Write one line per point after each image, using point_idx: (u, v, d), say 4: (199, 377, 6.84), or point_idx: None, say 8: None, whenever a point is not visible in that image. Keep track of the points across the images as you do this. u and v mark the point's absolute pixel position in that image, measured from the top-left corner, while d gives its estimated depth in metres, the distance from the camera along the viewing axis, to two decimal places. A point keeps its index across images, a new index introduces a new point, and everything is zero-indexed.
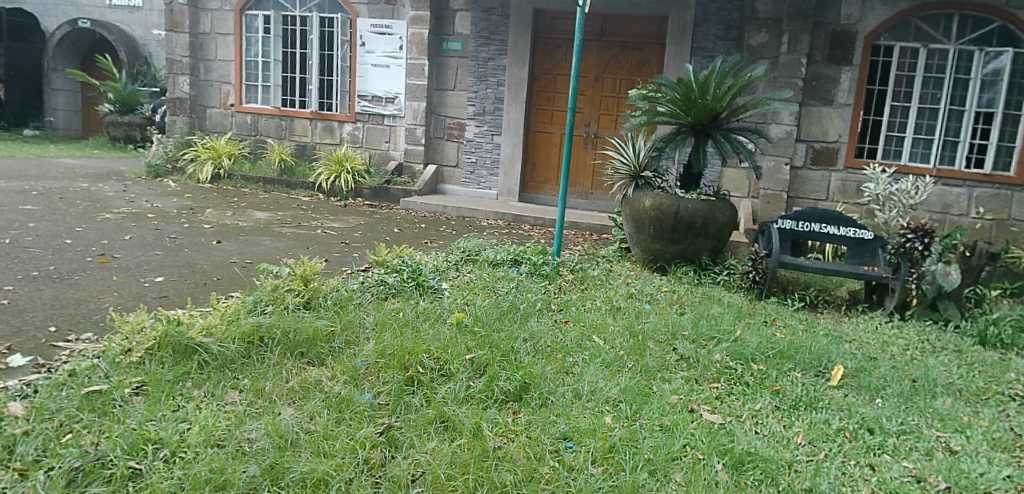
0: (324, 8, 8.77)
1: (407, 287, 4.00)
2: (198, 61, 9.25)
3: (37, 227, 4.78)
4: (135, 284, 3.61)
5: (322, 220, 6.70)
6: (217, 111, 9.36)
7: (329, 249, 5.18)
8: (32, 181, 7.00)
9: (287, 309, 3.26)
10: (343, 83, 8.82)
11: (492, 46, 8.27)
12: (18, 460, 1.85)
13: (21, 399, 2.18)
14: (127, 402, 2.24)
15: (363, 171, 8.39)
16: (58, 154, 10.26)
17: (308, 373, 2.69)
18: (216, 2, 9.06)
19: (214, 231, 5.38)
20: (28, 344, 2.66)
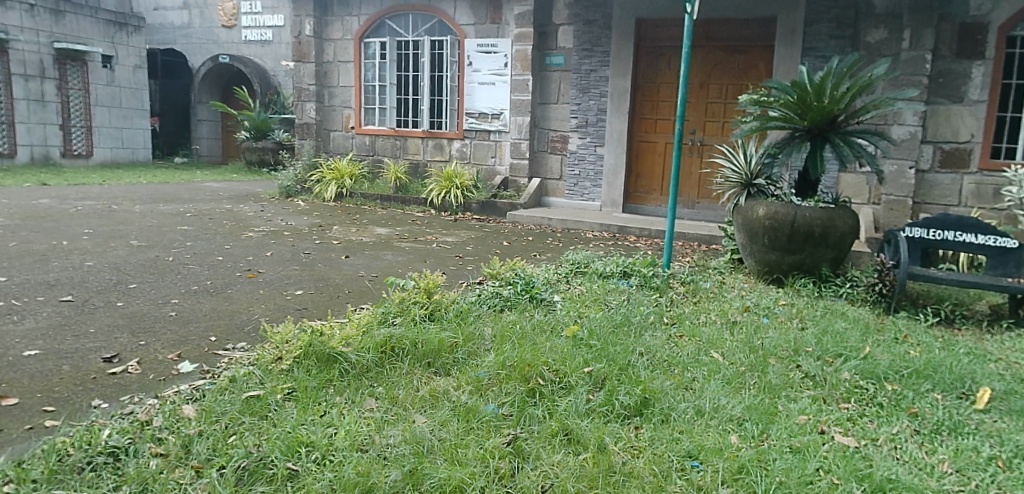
0: (434, 31, 9.16)
1: (522, 299, 4.09)
2: (323, 89, 9.91)
3: (193, 245, 5.31)
4: (279, 297, 3.94)
5: (436, 234, 6.97)
6: (340, 134, 9.96)
7: (446, 263, 5.38)
8: (185, 204, 7.79)
9: (413, 321, 3.44)
10: (452, 102, 9.16)
11: (595, 58, 8.30)
12: (194, 458, 2.07)
13: (193, 402, 2.45)
14: (279, 407, 2.45)
15: (472, 186, 8.64)
16: (204, 179, 11.33)
17: (436, 383, 2.82)
18: (338, 33, 9.69)
19: (342, 247, 5.76)
20: (194, 352, 2.97)
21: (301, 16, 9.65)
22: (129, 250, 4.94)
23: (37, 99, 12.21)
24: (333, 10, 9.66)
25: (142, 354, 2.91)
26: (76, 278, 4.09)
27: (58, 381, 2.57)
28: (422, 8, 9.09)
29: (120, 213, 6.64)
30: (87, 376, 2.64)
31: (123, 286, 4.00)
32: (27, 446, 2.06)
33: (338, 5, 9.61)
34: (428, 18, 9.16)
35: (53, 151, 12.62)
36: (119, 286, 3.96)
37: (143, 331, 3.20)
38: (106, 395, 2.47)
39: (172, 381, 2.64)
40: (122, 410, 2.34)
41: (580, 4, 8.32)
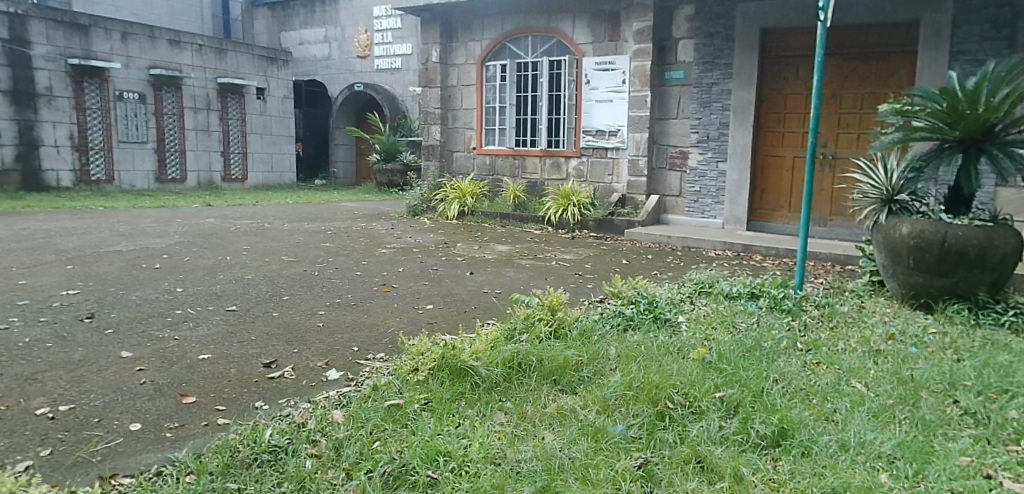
0: (553, 51, 9.31)
1: (645, 319, 4.03)
2: (447, 112, 10.32)
3: (335, 261, 5.72)
4: (412, 310, 4.14)
5: (555, 252, 7.04)
6: (462, 154, 10.31)
7: (566, 280, 5.42)
8: (325, 222, 8.39)
9: (538, 338, 3.48)
10: (570, 120, 9.23)
11: (717, 71, 8.07)
12: (345, 461, 2.23)
13: (340, 408, 2.64)
14: (417, 416, 2.58)
15: (589, 203, 8.63)
16: (341, 199, 12.17)
17: (563, 401, 2.83)
18: (462, 57, 10.08)
19: (467, 263, 5.97)
20: (340, 360, 3.20)
21: (429, 44, 10.13)
22: (281, 265, 5.40)
23: (203, 129, 13.67)
24: (457, 36, 10.06)
25: (294, 361, 3.18)
26: (238, 290, 4.53)
27: (226, 383, 2.86)
28: (541, 29, 9.27)
29: (272, 231, 7.28)
30: (250, 379, 2.92)
31: (277, 298, 4.37)
32: (205, 441, 2.30)
33: (462, 31, 10.00)
34: (546, 39, 9.32)
35: (216, 175, 14.04)
36: (274, 298, 4.34)
37: (294, 339, 3.49)
38: (267, 397, 2.73)
39: (321, 387, 2.86)
40: (281, 412, 2.58)
41: (701, 17, 8.13)
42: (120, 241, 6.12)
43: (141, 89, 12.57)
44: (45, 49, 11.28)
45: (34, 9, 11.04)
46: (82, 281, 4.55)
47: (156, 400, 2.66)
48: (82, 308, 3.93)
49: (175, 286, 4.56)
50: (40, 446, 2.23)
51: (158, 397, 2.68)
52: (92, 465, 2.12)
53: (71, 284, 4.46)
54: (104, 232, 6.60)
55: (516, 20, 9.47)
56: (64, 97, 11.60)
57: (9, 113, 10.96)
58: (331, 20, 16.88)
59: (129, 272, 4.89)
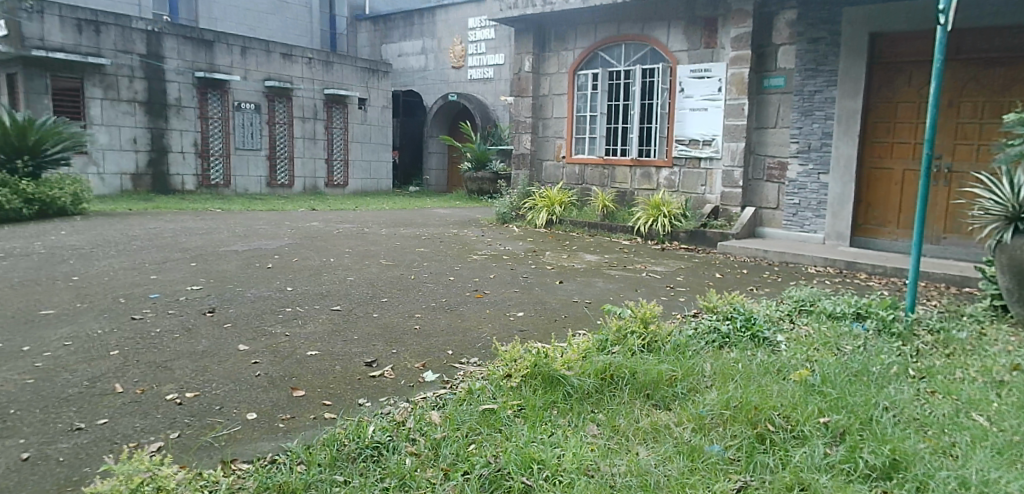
0: (646, 59, 9.20)
1: (742, 337, 3.90)
2: (538, 121, 10.38)
3: (430, 265, 5.90)
4: (504, 317, 4.21)
5: (646, 263, 6.95)
6: (551, 163, 10.32)
7: (657, 292, 5.32)
8: (419, 228, 8.66)
9: (631, 351, 3.44)
10: (662, 129, 9.09)
11: (820, 78, 7.71)
12: (443, 461, 2.31)
13: (438, 409, 2.74)
14: (511, 422, 2.63)
15: (680, 215, 8.44)
16: (433, 206, 12.50)
17: (658, 417, 2.78)
18: (554, 66, 10.11)
19: (556, 272, 5.99)
20: (436, 363, 3.32)
21: (522, 54, 10.24)
22: (379, 268, 5.63)
23: (309, 137, 14.45)
24: (550, 45, 10.10)
25: (394, 361, 3.33)
26: (341, 291, 4.76)
27: (332, 379, 3.05)
28: (635, 37, 9.18)
29: (371, 235, 7.60)
30: (354, 377, 3.09)
31: (377, 299, 4.56)
32: (314, 434, 2.46)
33: (555, 41, 10.04)
34: (640, 47, 9.23)
35: (319, 181, 14.79)
36: (374, 299, 4.53)
37: (394, 340, 3.64)
38: (369, 395, 2.89)
39: (418, 388, 2.98)
40: (382, 410, 2.72)
41: (804, 22, 7.81)
42: (236, 241, 6.57)
43: (256, 100, 13.47)
44: (176, 63, 12.28)
45: (168, 27, 12.07)
46: (205, 278, 4.92)
47: (269, 392, 2.87)
48: (205, 302, 4.26)
49: (285, 285, 4.84)
50: (171, 428, 2.47)
51: (272, 389, 2.89)
52: (216, 449, 2.32)
53: (195, 280, 4.84)
54: (223, 233, 7.12)
55: (610, 28, 9.42)
56: (190, 107, 12.58)
57: (144, 122, 11.97)
58: (428, 32, 17.41)
59: (245, 270, 5.25)
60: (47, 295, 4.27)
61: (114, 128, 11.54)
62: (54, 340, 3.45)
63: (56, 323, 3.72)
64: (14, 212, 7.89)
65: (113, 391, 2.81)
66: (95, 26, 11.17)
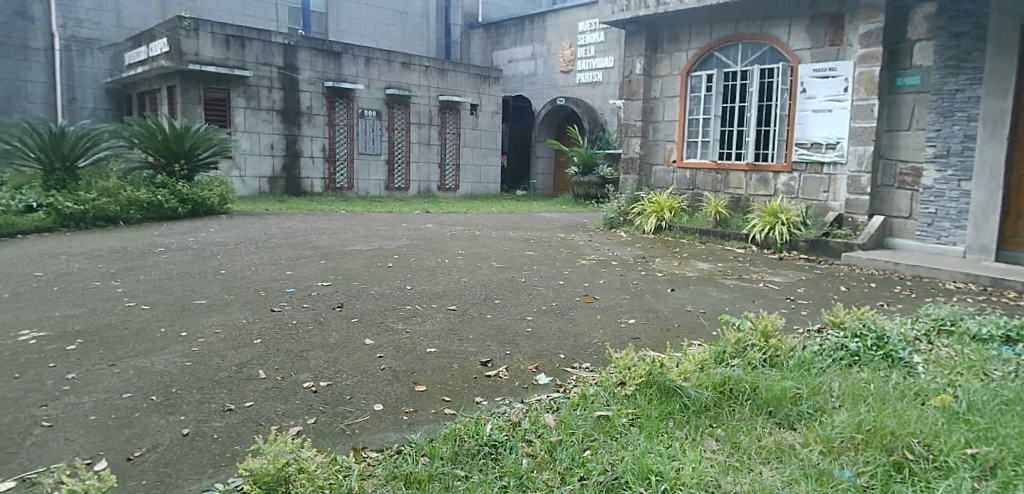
0: (765, 59, 8.78)
1: (873, 356, 3.65)
2: (648, 124, 10.06)
3: (540, 269, 5.96)
4: (615, 323, 4.18)
5: (762, 273, 6.65)
6: (661, 168, 10.03)
7: (776, 304, 5.08)
8: (528, 231, 8.78)
9: (751, 365, 3.31)
10: (781, 132, 8.63)
11: (963, 75, 7.06)
12: (559, 464, 2.34)
13: (552, 412, 2.78)
14: (627, 430, 2.61)
15: (800, 223, 8.02)
16: (541, 210, 12.58)
17: (782, 436, 2.66)
18: (666, 69, 9.80)
19: (668, 279, 5.86)
20: (549, 366, 3.36)
21: (633, 57, 10.01)
22: (491, 270, 5.76)
23: (424, 142, 15.01)
24: (663, 47, 9.82)
25: (508, 362, 3.41)
26: (456, 291, 4.91)
27: (450, 376, 3.18)
28: (753, 36, 8.81)
29: (482, 238, 7.79)
30: (470, 375, 3.20)
31: (490, 300, 4.68)
32: (434, 430, 2.59)
33: (668, 41, 9.74)
34: (758, 46, 8.83)
35: (433, 185, 15.34)
36: (487, 301, 4.65)
37: (507, 341, 3.73)
38: (486, 394, 2.98)
39: (532, 390, 3.03)
40: (499, 409, 2.80)
41: (945, 15, 7.18)
42: (359, 241, 6.96)
43: (378, 107, 14.19)
44: (308, 74, 13.16)
45: (302, 40, 12.96)
46: (332, 274, 5.25)
47: (394, 385, 3.06)
48: (333, 298, 4.55)
49: (404, 284, 5.07)
50: (307, 414, 2.72)
51: (395, 382, 3.08)
52: (348, 439, 2.51)
53: (324, 276, 5.18)
54: (347, 233, 7.56)
55: (726, 27, 9.07)
56: (320, 115, 13.44)
57: (280, 128, 12.92)
58: (538, 37, 17.58)
59: (367, 269, 5.54)
60: (200, 286, 4.73)
61: (254, 134, 12.55)
62: (206, 326, 3.82)
63: (208, 312, 4.11)
64: (171, 211, 8.81)
65: (257, 376, 3.09)
66: (241, 41, 12.20)
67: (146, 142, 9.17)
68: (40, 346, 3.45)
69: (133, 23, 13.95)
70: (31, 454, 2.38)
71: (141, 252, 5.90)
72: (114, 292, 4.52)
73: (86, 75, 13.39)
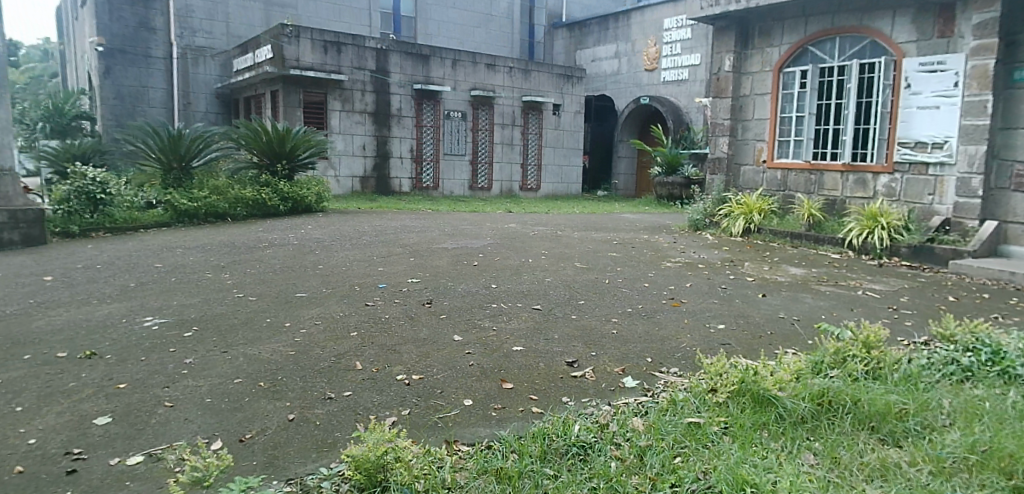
0: (865, 54, 8.29)
1: (988, 372, 3.40)
2: (737, 122, 9.69)
3: (624, 271, 5.90)
4: (703, 329, 4.08)
5: (860, 280, 6.32)
6: (750, 168, 9.64)
7: (876, 313, 4.82)
8: (611, 232, 8.72)
9: (853, 377, 3.16)
10: (882, 130, 8.12)
11: None
12: (650, 470, 2.33)
13: (641, 416, 2.76)
14: (719, 439, 2.56)
15: (902, 227, 7.56)
16: (622, 211, 12.43)
17: (887, 454, 2.53)
18: (758, 65, 9.43)
19: (758, 285, 5.67)
20: (636, 369, 3.33)
21: (722, 53, 9.70)
22: (576, 270, 5.77)
23: (507, 142, 15.18)
24: (754, 43, 9.45)
25: (594, 363, 3.41)
26: (540, 291, 4.95)
27: (537, 375, 3.22)
28: (852, 29, 8.32)
29: (566, 238, 7.81)
30: (557, 375, 3.23)
31: (575, 301, 4.69)
32: (524, 427, 2.64)
33: (759, 37, 9.38)
34: (857, 40, 8.34)
35: (515, 185, 15.48)
36: (572, 301, 4.66)
37: (593, 342, 3.73)
38: (572, 395, 3.00)
39: (620, 393, 3.03)
40: (586, 410, 2.80)
41: None
42: (446, 240, 7.13)
43: (463, 108, 14.48)
44: (399, 77, 13.58)
45: (393, 44, 13.38)
46: (421, 271, 5.41)
47: (482, 381, 3.13)
48: (423, 294, 4.69)
49: (490, 282, 5.16)
50: (402, 405, 2.83)
51: (483, 378, 3.15)
52: (441, 431, 2.60)
53: (413, 273, 5.34)
54: (434, 232, 7.76)
55: (823, 21, 8.64)
56: (409, 116, 13.85)
57: (371, 130, 13.40)
58: (623, 35, 17.38)
59: (454, 266, 5.68)
60: (300, 280, 4.99)
61: (348, 136, 13.08)
62: (306, 318, 4.04)
63: (308, 305, 4.33)
64: (274, 208, 9.34)
65: (354, 367, 3.24)
66: (338, 46, 12.72)
67: (251, 143, 9.74)
68: (161, 332, 3.75)
69: (240, 30, 14.75)
70: (156, 431, 2.61)
71: (247, 246, 6.29)
72: (224, 284, 4.85)
73: (200, 80, 14.38)
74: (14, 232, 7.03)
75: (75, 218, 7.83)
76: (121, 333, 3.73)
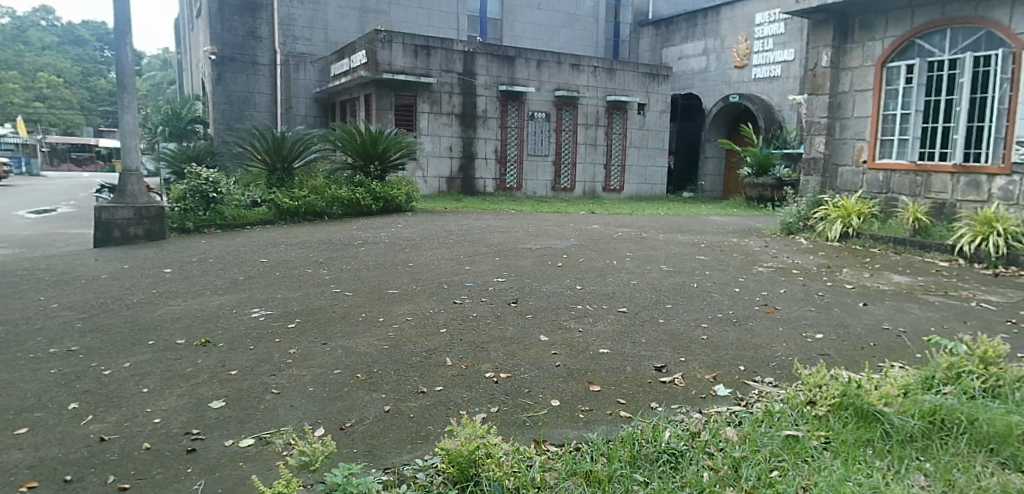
0: (980, 46, 7.68)
1: None
2: (835, 121, 9.21)
3: (713, 275, 5.76)
4: (800, 338, 3.91)
5: (974, 290, 5.86)
6: (849, 169, 9.13)
7: (993, 327, 4.46)
8: (698, 235, 8.51)
9: (968, 394, 2.95)
10: (999, 128, 7.52)
11: None
12: (746, 482, 2.27)
13: (734, 425, 2.69)
14: (819, 453, 2.46)
15: (1021, 234, 6.96)
16: (710, 213, 12.06)
17: (1008, 478, 2.35)
18: (858, 59, 8.90)
19: (858, 293, 5.38)
20: (728, 377, 3.25)
21: (819, 48, 9.23)
22: (663, 273, 5.67)
23: (591, 143, 15.11)
24: (854, 36, 8.94)
25: (683, 369, 3.34)
26: (626, 293, 4.90)
27: (625, 379, 3.20)
28: (966, 20, 7.74)
29: (651, 240, 7.69)
30: (645, 380, 3.20)
31: (662, 305, 4.62)
32: (612, 431, 2.63)
33: (861, 30, 8.86)
34: (971, 32, 7.74)
35: (598, 186, 15.39)
36: (659, 305, 4.59)
37: (682, 348, 3.66)
38: (661, 400, 2.96)
39: (712, 401, 2.96)
40: (677, 417, 2.76)
41: None
42: (531, 240, 7.19)
43: (547, 109, 14.52)
44: (485, 79, 13.78)
45: (480, 46, 13.58)
46: (507, 271, 5.48)
47: (569, 382, 3.14)
48: (508, 293, 4.75)
49: (575, 283, 5.16)
50: (490, 402, 2.89)
51: (571, 380, 3.16)
52: (531, 430, 2.64)
53: (500, 273, 5.42)
54: (518, 232, 7.84)
55: (932, 11, 8.08)
56: (494, 118, 14.03)
57: (458, 132, 13.68)
58: (712, 32, 16.89)
59: (540, 267, 5.72)
60: (392, 277, 5.17)
61: (436, 137, 13.42)
62: (398, 313, 4.19)
63: (398, 301, 4.48)
64: (366, 207, 9.69)
65: (444, 363, 3.33)
66: (428, 50, 13.03)
67: (346, 145, 10.15)
68: (268, 322, 4.01)
69: (338, 37, 15.37)
70: (265, 416, 2.78)
71: (343, 243, 6.58)
72: (323, 279, 5.09)
73: (301, 86, 15.12)
74: (139, 227, 7.68)
75: (190, 216, 8.47)
76: (232, 323, 4.01)
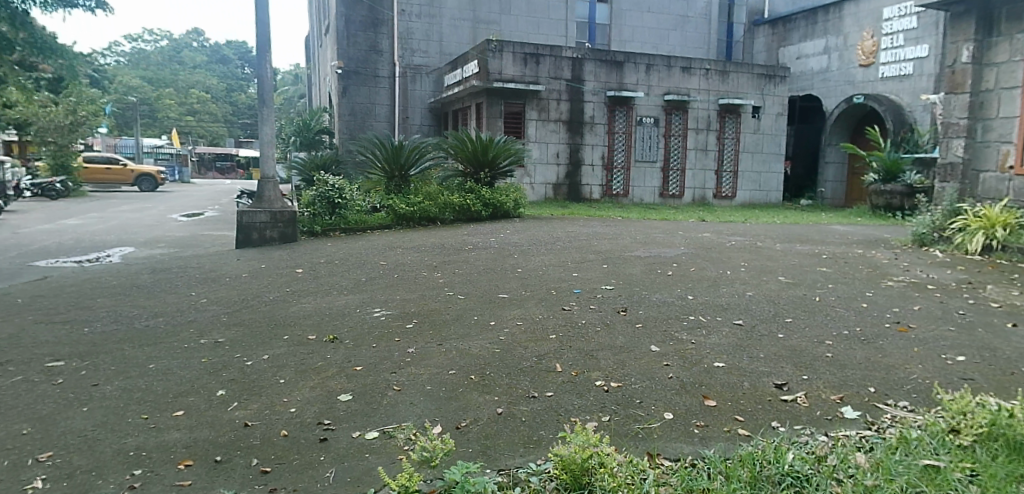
0: None
1: None
2: (976, 122, 8.42)
3: (837, 288, 5.44)
4: (938, 360, 3.62)
5: None
6: (993, 175, 8.30)
7: None
8: (818, 245, 8.10)
9: None
10: None
11: None
12: None
13: (864, 451, 2.54)
14: (964, 487, 2.28)
15: None
16: (830, 222, 11.37)
17: None
18: (1005, 54, 8.09)
19: (1007, 312, 4.89)
20: (856, 399, 3.07)
21: (958, 43, 8.48)
22: (781, 285, 5.43)
23: (701, 148, 14.70)
24: (1000, 28, 8.15)
25: (806, 388, 3.20)
26: (741, 305, 4.75)
27: (742, 395, 3.10)
28: None
29: (766, 250, 7.38)
30: (765, 397, 3.08)
31: (780, 318, 4.43)
32: (730, 449, 2.57)
33: (1008, 22, 8.06)
34: None
35: (708, 193, 14.94)
36: (778, 318, 4.41)
37: (804, 365, 3.50)
38: (783, 420, 2.85)
39: (840, 424, 2.81)
40: (801, 439, 2.65)
41: None
42: (639, 247, 7.11)
43: (656, 114, 14.27)
44: (593, 85, 13.73)
45: (589, 52, 13.56)
46: (615, 279, 5.46)
47: (683, 395, 3.09)
48: (618, 301, 4.73)
49: (686, 293, 5.05)
50: (602, 411, 2.90)
51: (684, 393, 3.11)
52: (645, 442, 2.63)
53: (609, 280, 5.41)
54: (626, 239, 7.77)
55: None
56: (602, 123, 13.97)
57: (565, 138, 13.75)
58: (834, 29, 15.94)
59: (649, 275, 5.65)
60: (502, 282, 5.29)
61: (544, 144, 13.57)
62: (509, 318, 4.29)
63: (509, 305, 4.58)
64: (476, 213, 9.97)
65: (555, 369, 3.38)
66: (537, 58, 13.20)
67: (458, 152, 10.49)
68: (388, 322, 4.23)
69: (451, 48, 15.89)
70: (387, 411, 2.94)
71: (456, 248, 6.81)
72: (437, 282, 5.30)
73: (416, 96, 15.72)
74: (274, 230, 8.31)
75: (318, 220, 9.09)
76: (357, 321, 4.26)
